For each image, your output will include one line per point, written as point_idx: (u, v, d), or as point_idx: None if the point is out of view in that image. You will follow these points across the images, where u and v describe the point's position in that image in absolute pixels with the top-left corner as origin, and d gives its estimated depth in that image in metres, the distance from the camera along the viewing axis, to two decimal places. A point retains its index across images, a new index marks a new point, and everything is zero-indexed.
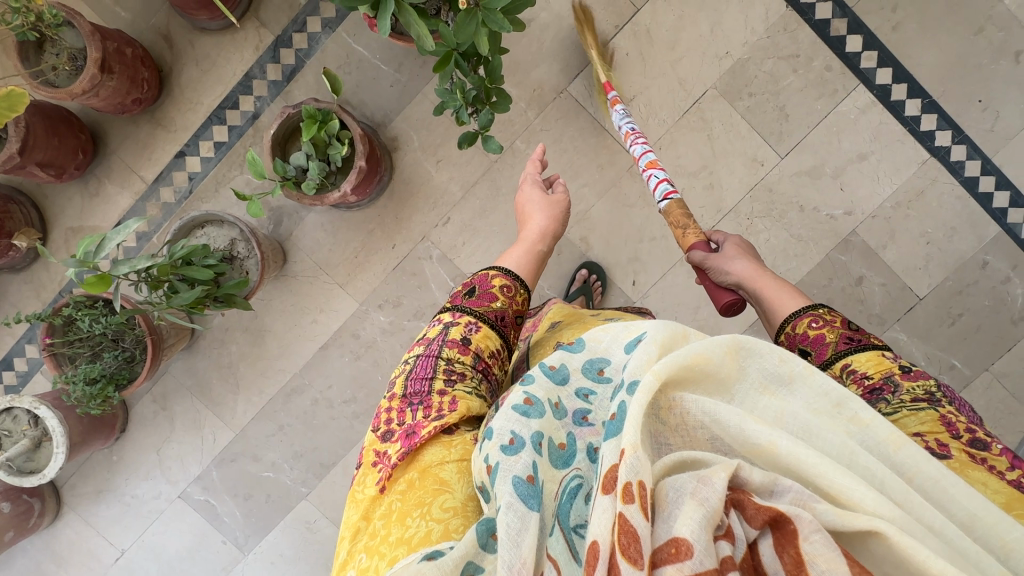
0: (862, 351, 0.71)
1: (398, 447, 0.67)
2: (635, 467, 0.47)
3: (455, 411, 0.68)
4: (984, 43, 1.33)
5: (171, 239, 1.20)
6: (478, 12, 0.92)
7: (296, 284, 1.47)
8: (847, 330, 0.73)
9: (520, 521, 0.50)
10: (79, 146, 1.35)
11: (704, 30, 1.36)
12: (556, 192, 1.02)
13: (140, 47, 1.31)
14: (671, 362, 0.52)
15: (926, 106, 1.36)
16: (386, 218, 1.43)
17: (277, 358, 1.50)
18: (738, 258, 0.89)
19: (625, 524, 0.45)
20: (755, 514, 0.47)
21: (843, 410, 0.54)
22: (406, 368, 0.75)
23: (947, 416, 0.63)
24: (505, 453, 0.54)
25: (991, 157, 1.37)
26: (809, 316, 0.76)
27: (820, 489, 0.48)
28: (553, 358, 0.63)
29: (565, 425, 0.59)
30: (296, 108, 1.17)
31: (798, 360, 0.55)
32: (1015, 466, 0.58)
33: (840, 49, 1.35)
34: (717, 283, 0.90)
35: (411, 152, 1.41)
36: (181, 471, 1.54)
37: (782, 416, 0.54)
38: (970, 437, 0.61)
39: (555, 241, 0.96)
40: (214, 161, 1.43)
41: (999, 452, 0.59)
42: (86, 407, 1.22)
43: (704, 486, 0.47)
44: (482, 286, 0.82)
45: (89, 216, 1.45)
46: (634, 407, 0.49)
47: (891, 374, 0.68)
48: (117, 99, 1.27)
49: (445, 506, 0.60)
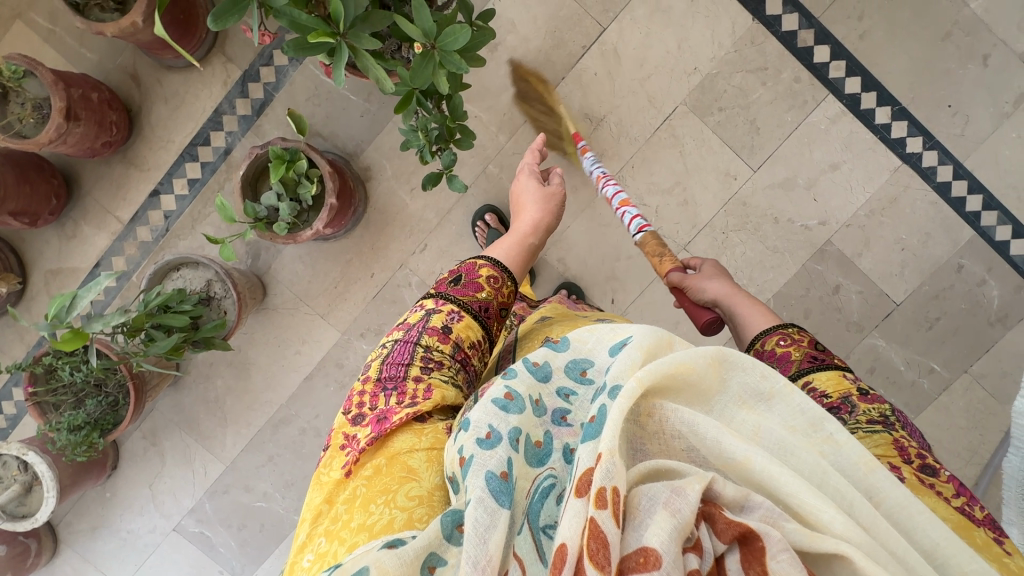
0: (824, 369, 0.75)
1: (368, 431, 0.68)
2: (609, 473, 0.47)
3: (429, 398, 0.70)
4: (951, 48, 1.33)
5: (145, 289, 1.20)
6: (434, 55, 0.92)
7: (278, 316, 1.47)
8: (813, 349, 0.78)
9: (489, 516, 0.49)
10: (51, 192, 1.35)
11: (671, 46, 1.35)
12: (552, 183, 1.01)
13: (106, 90, 1.30)
14: (655, 371, 0.52)
15: (896, 113, 1.36)
16: (363, 248, 1.44)
17: (263, 390, 1.51)
18: (715, 278, 0.95)
19: (596, 529, 0.45)
20: (724, 529, 0.47)
21: (818, 430, 0.54)
22: (384, 353, 0.77)
23: (900, 440, 0.65)
24: (481, 447, 0.54)
25: (963, 161, 1.37)
26: (778, 335, 0.81)
27: (790, 507, 0.49)
28: (537, 355, 0.64)
29: (543, 423, 0.58)
30: (264, 148, 1.17)
31: (779, 377, 0.56)
32: (960, 494, 0.60)
33: (808, 60, 1.35)
34: (696, 302, 0.95)
35: (385, 181, 1.41)
36: (175, 505, 1.56)
37: (758, 431, 0.54)
38: (920, 463, 0.62)
39: (547, 235, 0.98)
40: (188, 198, 1.44)
41: (946, 479, 0.61)
42: (71, 455, 1.23)
43: (677, 497, 0.47)
44: (469, 275, 0.84)
45: (68, 259, 1.46)
46: (616, 412, 0.49)
47: (849, 395, 0.71)
48: (85, 144, 1.27)
49: (411, 494, 0.60)
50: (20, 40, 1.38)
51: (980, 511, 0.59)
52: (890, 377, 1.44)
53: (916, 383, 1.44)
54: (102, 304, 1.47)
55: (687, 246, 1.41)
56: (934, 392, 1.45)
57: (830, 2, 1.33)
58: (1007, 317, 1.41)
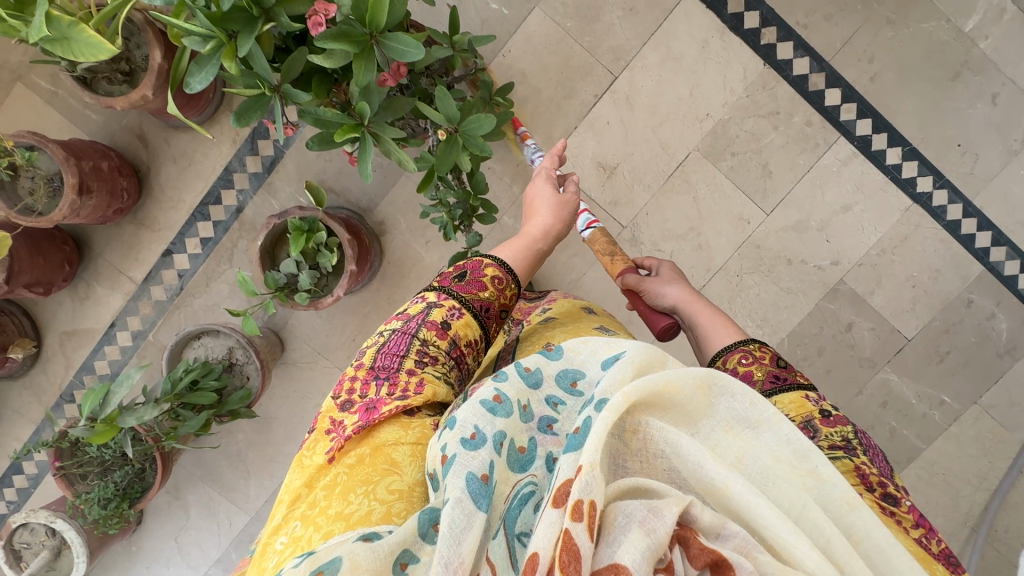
0: (786, 392, 0.70)
1: (355, 419, 0.65)
2: (588, 486, 0.43)
3: (420, 393, 0.67)
4: (961, 88, 1.33)
5: (167, 368, 1.20)
6: (458, 138, 0.91)
7: (297, 371, 1.48)
8: (775, 368, 0.72)
9: (466, 518, 0.46)
10: (64, 258, 1.34)
11: (683, 93, 1.35)
12: (568, 189, 0.96)
13: (116, 157, 1.29)
14: (643, 387, 0.47)
15: (907, 153, 1.36)
16: (380, 300, 1.44)
17: (285, 443, 1.52)
18: (672, 282, 0.89)
19: (569, 541, 0.41)
20: (698, 554, 0.43)
21: (804, 463, 0.49)
22: (380, 341, 0.74)
23: (861, 467, 0.60)
24: (465, 447, 0.51)
25: (972, 199, 1.38)
26: (739, 352, 0.75)
27: (764, 539, 0.46)
28: (529, 360, 0.60)
29: (529, 429, 0.56)
30: (281, 218, 1.17)
31: (768, 405, 0.50)
32: (920, 525, 0.56)
33: (820, 103, 1.35)
34: (653, 307, 0.90)
35: (399, 235, 1.41)
36: (201, 555, 1.57)
37: (742, 459, 0.50)
38: (883, 491, 0.58)
39: (557, 243, 0.93)
40: (202, 257, 1.43)
41: (907, 510, 0.57)
42: (103, 526, 1.25)
43: (654, 517, 0.44)
44: (474, 272, 0.81)
45: (82, 319, 1.45)
46: (599, 425, 0.45)
47: (810, 419, 0.66)
48: (97, 214, 1.25)
49: (390, 488, 0.58)
50: (23, 103, 1.36)
51: (937, 545, 0.55)
52: (903, 411, 1.47)
53: (928, 415, 1.47)
54: (119, 363, 1.47)
55: (702, 289, 1.42)
56: (945, 423, 1.48)
57: (840, 45, 1.33)
58: (1016, 348, 1.43)
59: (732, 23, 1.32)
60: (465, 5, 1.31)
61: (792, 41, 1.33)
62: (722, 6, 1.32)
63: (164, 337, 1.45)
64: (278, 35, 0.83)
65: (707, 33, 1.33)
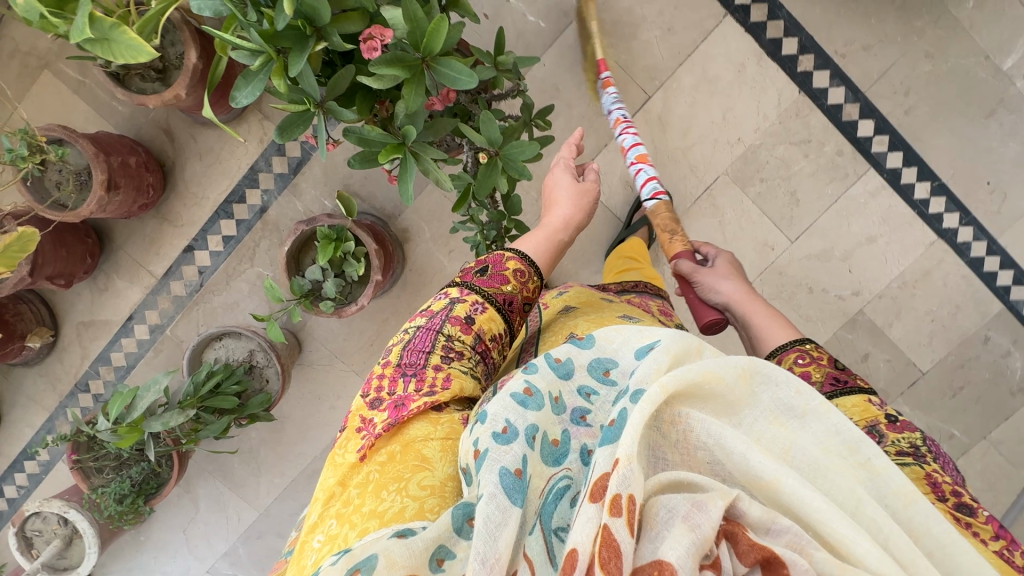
0: (848, 395, 0.64)
1: (384, 416, 0.62)
2: (626, 479, 0.41)
3: (447, 389, 0.63)
4: (994, 126, 1.33)
5: (189, 370, 1.21)
6: (497, 161, 0.91)
7: (313, 372, 1.48)
8: (835, 369, 0.67)
9: (501, 513, 0.43)
10: (86, 251, 1.33)
11: (716, 116, 1.34)
12: (588, 179, 0.89)
13: (144, 152, 1.28)
14: (682, 378, 0.45)
15: (936, 188, 1.36)
16: (400, 307, 1.44)
17: (296, 442, 1.52)
18: (730, 277, 0.82)
19: (609, 536, 0.39)
20: (747, 550, 0.40)
21: (857, 454, 0.46)
22: (404, 336, 0.69)
23: (930, 474, 0.55)
24: (496, 441, 0.48)
25: (997, 238, 1.38)
26: (795, 351, 0.71)
27: (820, 535, 0.42)
28: (559, 350, 0.56)
29: (562, 421, 0.52)
30: (310, 225, 1.16)
31: (815, 394, 0.47)
32: (1000, 537, 0.50)
33: (852, 133, 1.34)
34: (702, 299, 0.83)
35: (423, 243, 1.41)
36: (208, 548, 1.58)
37: (790, 450, 0.46)
38: (956, 501, 0.53)
39: (579, 233, 0.86)
40: (223, 254, 1.42)
41: (985, 520, 0.51)
42: (117, 520, 1.26)
43: (698, 511, 0.41)
44: (496, 267, 0.75)
45: (100, 310, 1.45)
46: (636, 416, 0.42)
47: (876, 423, 0.61)
48: (123, 210, 1.24)
49: (423, 484, 0.55)
50: (50, 91, 1.34)
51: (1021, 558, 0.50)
52: None
53: None
54: (135, 356, 1.46)
55: None
56: (952, 456, 1.48)
57: (877, 76, 1.32)
58: None
59: (769, 49, 1.31)
60: (502, 16, 1.29)
61: (829, 70, 1.31)
62: (761, 30, 1.30)
63: (181, 333, 1.45)
64: (326, 51, 0.82)
65: (744, 57, 1.31)
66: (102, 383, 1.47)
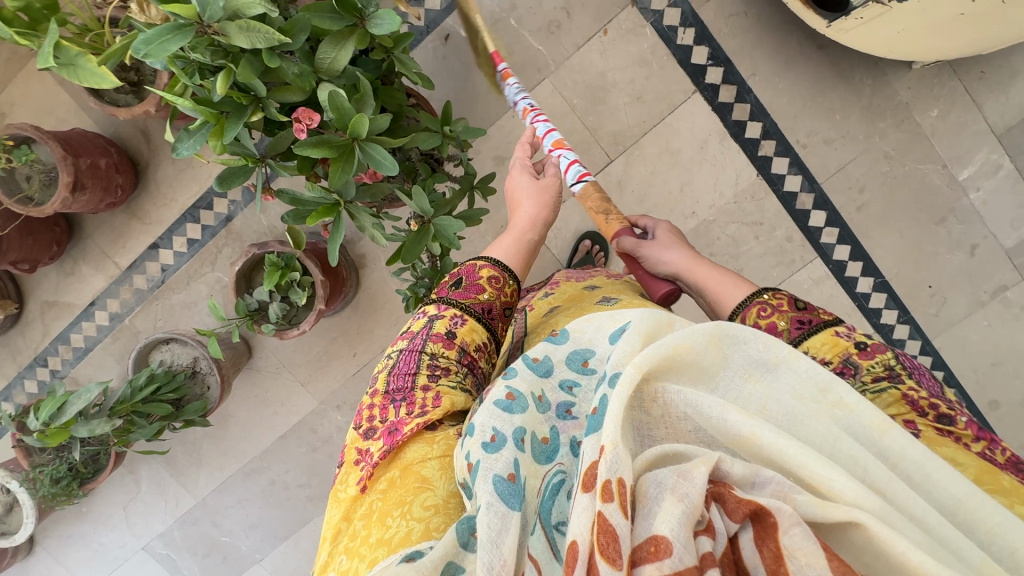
0: (816, 334, 0.61)
1: (380, 444, 0.60)
2: (615, 464, 0.43)
3: (438, 406, 0.61)
4: (943, 233, 1.35)
5: (134, 370, 1.27)
6: (429, 229, 0.94)
7: (261, 377, 1.54)
8: (796, 311, 0.63)
9: (501, 520, 0.45)
10: (53, 239, 1.39)
11: (673, 188, 1.36)
12: (548, 174, 0.85)
13: (115, 154, 1.33)
14: (654, 354, 0.47)
15: (878, 285, 1.38)
16: (350, 327, 1.50)
17: (238, 441, 1.58)
18: (672, 245, 0.77)
19: (605, 523, 0.41)
20: (735, 507, 0.41)
21: (827, 395, 0.48)
22: (389, 362, 0.67)
23: (908, 392, 0.56)
24: (486, 451, 0.50)
25: (932, 339, 1.38)
26: (757, 305, 0.65)
27: (800, 479, 0.43)
28: (536, 350, 0.58)
29: (548, 419, 0.54)
30: (260, 249, 1.22)
31: (782, 345, 0.50)
32: (981, 438, 0.53)
33: (803, 222, 1.36)
34: (652, 273, 0.76)
35: (378, 270, 1.46)
36: (146, 527, 1.65)
37: (766, 404, 0.49)
38: (936, 412, 0.55)
39: (547, 231, 0.82)
40: (186, 255, 1.47)
41: (964, 426, 0.54)
42: (50, 502, 1.33)
43: (683, 481, 0.42)
44: (469, 277, 0.72)
45: (65, 292, 1.51)
46: (616, 403, 0.44)
47: (849, 355, 0.60)
48: (90, 207, 1.29)
49: (426, 504, 0.55)
50: (36, 80, 1.39)
51: (1002, 454, 0.52)
52: None
53: None
54: (93, 340, 1.52)
55: None
56: None
57: (835, 170, 1.34)
58: None
59: (733, 130, 1.34)
60: (478, 66, 1.33)
61: (789, 158, 1.34)
62: (727, 111, 1.33)
63: (139, 323, 1.50)
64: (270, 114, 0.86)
65: (707, 134, 1.34)
66: (59, 361, 1.53)
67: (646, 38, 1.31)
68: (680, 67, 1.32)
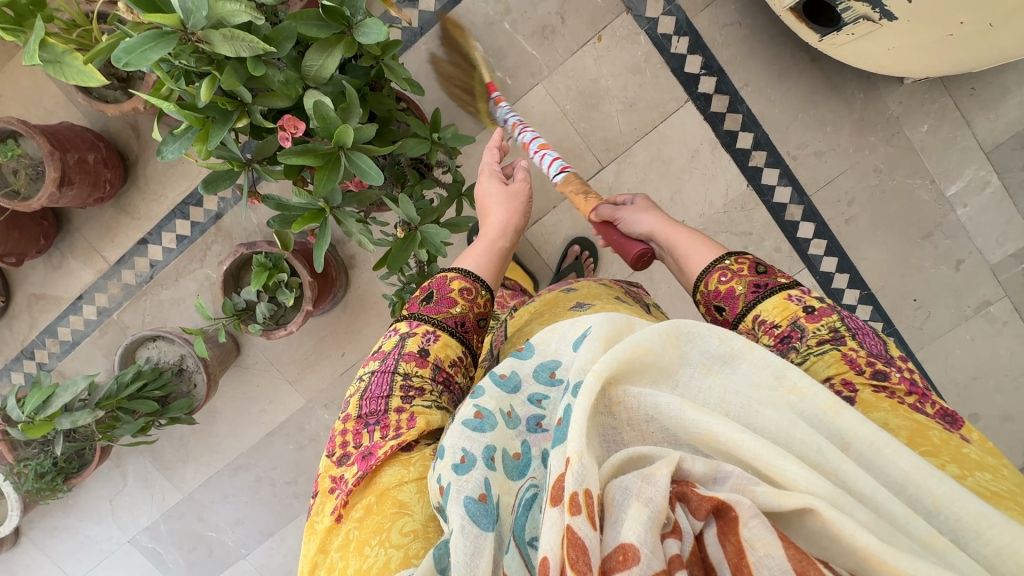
0: (768, 298, 0.63)
1: (354, 470, 0.60)
2: (581, 476, 0.42)
3: (413, 427, 0.61)
4: (930, 247, 1.36)
5: (120, 367, 1.27)
6: (416, 236, 0.94)
7: (248, 375, 1.54)
8: (755, 276, 0.65)
9: (473, 543, 0.47)
10: (40, 233, 1.38)
11: (664, 196, 1.36)
12: (516, 179, 0.85)
13: (104, 149, 1.32)
14: (612, 360, 0.47)
15: (863, 297, 1.39)
16: (338, 327, 1.50)
17: (225, 437, 1.59)
18: (647, 209, 0.78)
19: (573, 536, 0.41)
20: (699, 505, 0.42)
21: (781, 381, 0.48)
22: (361, 385, 0.67)
23: (850, 352, 0.57)
24: (457, 473, 0.50)
25: (914, 351, 1.39)
26: (718, 271, 0.67)
27: (758, 471, 0.43)
28: (503, 365, 0.58)
29: (519, 433, 0.54)
30: (248, 249, 1.21)
31: (736, 337, 0.50)
32: (913, 392, 0.55)
33: (792, 233, 1.37)
34: (627, 236, 0.77)
35: (367, 271, 1.46)
36: (132, 520, 1.65)
37: (724, 400, 0.49)
38: (873, 370, 0.56)
39: (520, 236, 0.82)
40: (175, 252, 1.46)
41: (898, 380, 0.55)
42: (36, 496, 1.33)
43: (648, 486, 0.42)
44: (440, 290, 0.72)
45: (52, 286, 1.50)
46: (578, 414, 0.44)
47: (796, 319, 0.61)
48: (77, 203, 1.29)
49: (405, 530, 0.56)
50: (24, 72, 1.37)
51: (932, 407, 0.54)
52: None
53: None
54: (81, 334, 1.52)
55: None
56: None
57: (824, 183, 1.35)
58: None
59: (724, 140, 1.34)
60: None
61: (779, 169, 1.35)
62: (718, 121, 1.33)
63: (127, 319, 1.50)
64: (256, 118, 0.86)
65: (698, 143, 1.34)
66: (47, 354, 1.53)
67: (640, 46, 1.31)
68: (674, 75, 1.32)
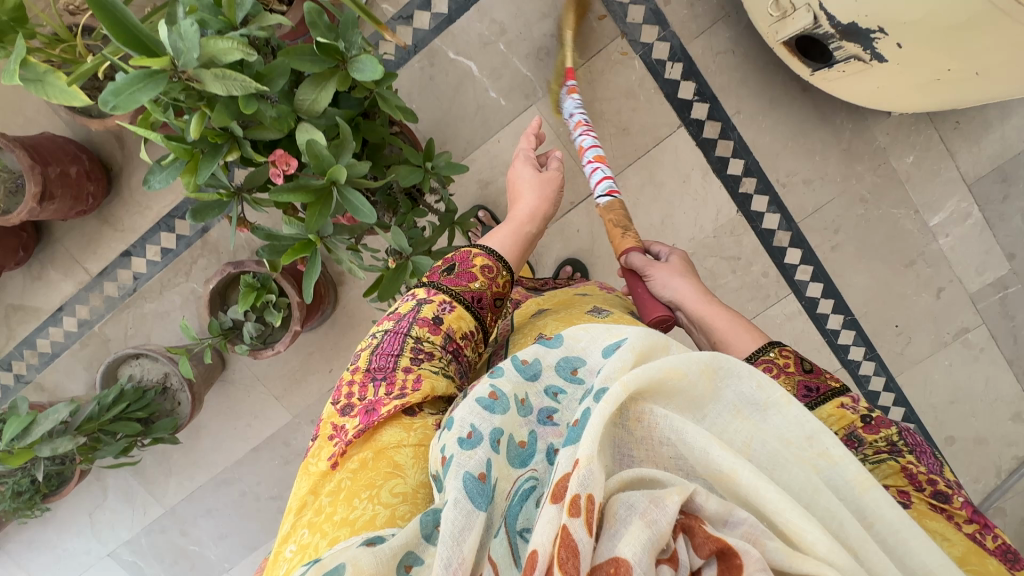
0: (821, 406, 0.62)
1: (355, 422, 0.59)
2: (586, 479, 0.42)
3: (417, 390, 0.60)
4: (912, 275, 1.39)
5: (100, 385, 1.25)
6: (407, 266, 0.94)
7: (234, 390, 1.52)
8: (802, 375, 0.64)
9: (465, 518, 0.45)
10: (19, 244, 1.35)
11: (655, 219, 1.37)
12: (550, 168, 0.86)
13: (87, 161, 1.29)
14: (643, 376, 0.47)
15: (847, 322, 1.41)
16: (326, 343, 1.49)
17: (209, 451, 1.57)
18: (682, 275, 0.80)
19: (567, 538, 0.41)
20: (703, 543, 0.43)
21: (813, 444, 0.48)
22: (372, 342, 0.66)
23: (909, 467, 0.56)
24: (461, 447, 0.49)
25: (895, 376, 1.42)
26: (763, 362, 0.66)
27: (775, 525, 0.44)
28: (527, 351, 0.57)
29: (528, 422, 0.53)
30: (236, 268, 1.20)
31: (777, 387, 0.49)
32: (975, 521, 0.53)
33: (779, 259, 1.39)
34: (654, 295, 0.81)
35: (357, 287, 1.46)
36: (112, 534, 1.63)
37: (750, 443, 0.49)
38: (932, 489, 0.55)
39: (546, 224, 0.82)
40: (160, 265, 1.44)
41: (959, 506, 0.53)
42: (12, 515, 1.30)
43: (655, 508, 0.43)
44: (463, 264, 0.71)
45: (31, 297, 1.46)
46: (597, 417, 0.44)
47: (852, 428, 0.60)
48: (59, 216, 1.26)
49: (394, 491, 0.54)
50: None
51: (993, 541, 0.52)
52: None
53: None
54: (60, 346, 1.48)
55: None
56: None
57: (812, 210, 1.37)
58: None
59: (715, 166, 1.35)
60: (465, 89, 1.32)
61: (768, 196, 1.36)
62: (710, 147, 1.34)
63: (109, 331, 1.47)
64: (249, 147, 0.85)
65: (690, 169, 1.35)
66: (25, 365, 1.49)
67: (635, 70, 1.32)
68: (667, 101, 1.33)
